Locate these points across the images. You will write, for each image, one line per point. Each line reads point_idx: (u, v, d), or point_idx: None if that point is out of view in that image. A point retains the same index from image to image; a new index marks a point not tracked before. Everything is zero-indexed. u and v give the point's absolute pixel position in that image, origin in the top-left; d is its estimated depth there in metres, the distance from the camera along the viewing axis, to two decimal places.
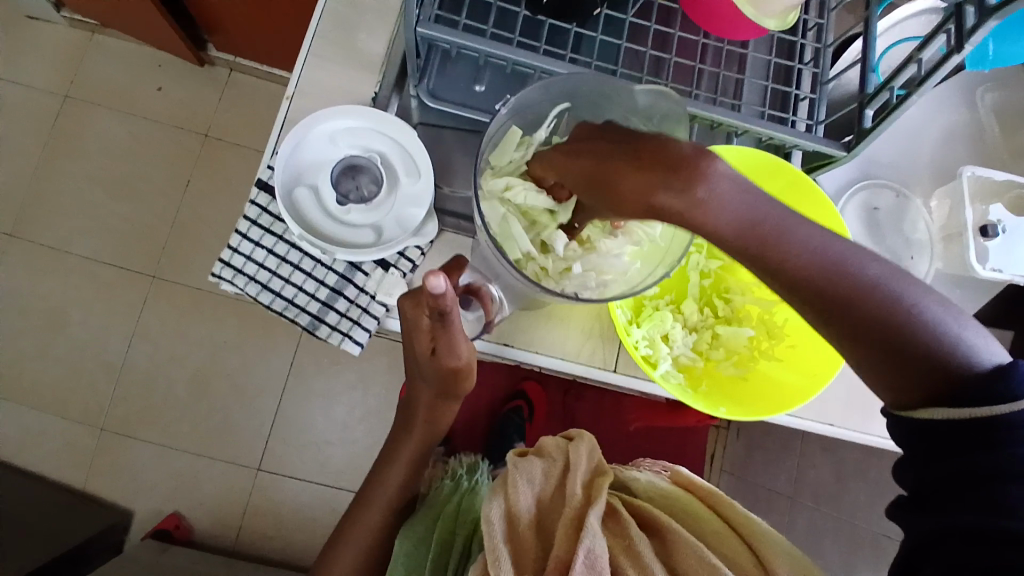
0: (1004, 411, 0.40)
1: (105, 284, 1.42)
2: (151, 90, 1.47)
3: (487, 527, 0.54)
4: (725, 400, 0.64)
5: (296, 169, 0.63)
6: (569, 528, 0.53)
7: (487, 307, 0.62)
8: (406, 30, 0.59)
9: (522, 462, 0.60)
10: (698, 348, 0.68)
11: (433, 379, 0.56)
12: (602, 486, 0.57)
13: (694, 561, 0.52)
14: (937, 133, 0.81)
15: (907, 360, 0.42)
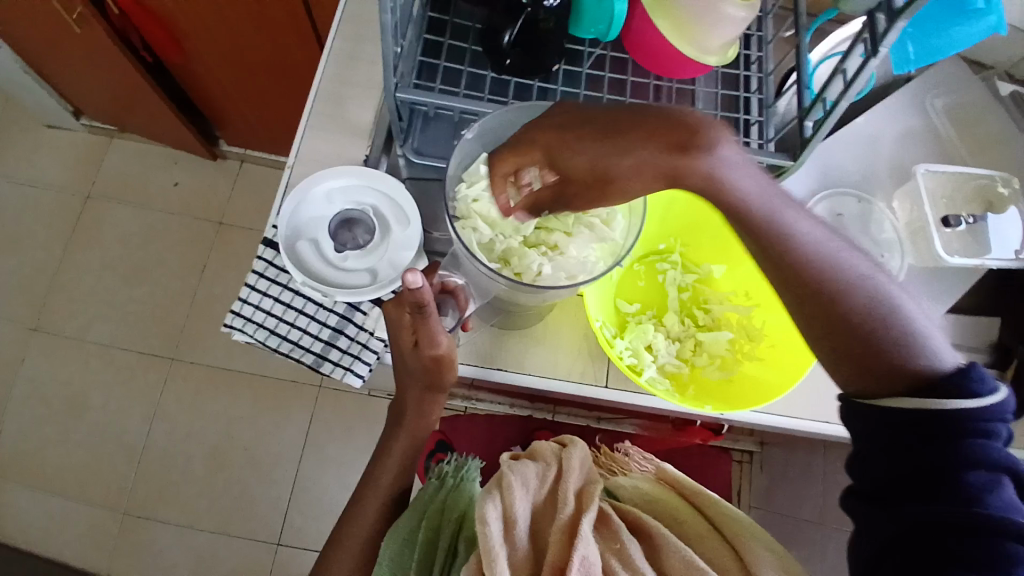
0: (964, 407, 0.45)
1: (126, 369, 1.48)
2: (168, 185, 1.59)
3: (481, 529, 0.54)
4: (710, 400, 0.69)
5: (298, 225, 0.69)
6: (564, 533, 0.55)
7: (462, 305, 0.60)
8: (387, 95, 0.67)
9: (516, 466, 0.62)
10: (683, 356, 0.74)
11: (418, 371, 0.61)
12: (594, 492, 0.60)
13: (677, 562, 0.55)
14: (890, 143, 0.87)
15: (870, 348, 0.49)
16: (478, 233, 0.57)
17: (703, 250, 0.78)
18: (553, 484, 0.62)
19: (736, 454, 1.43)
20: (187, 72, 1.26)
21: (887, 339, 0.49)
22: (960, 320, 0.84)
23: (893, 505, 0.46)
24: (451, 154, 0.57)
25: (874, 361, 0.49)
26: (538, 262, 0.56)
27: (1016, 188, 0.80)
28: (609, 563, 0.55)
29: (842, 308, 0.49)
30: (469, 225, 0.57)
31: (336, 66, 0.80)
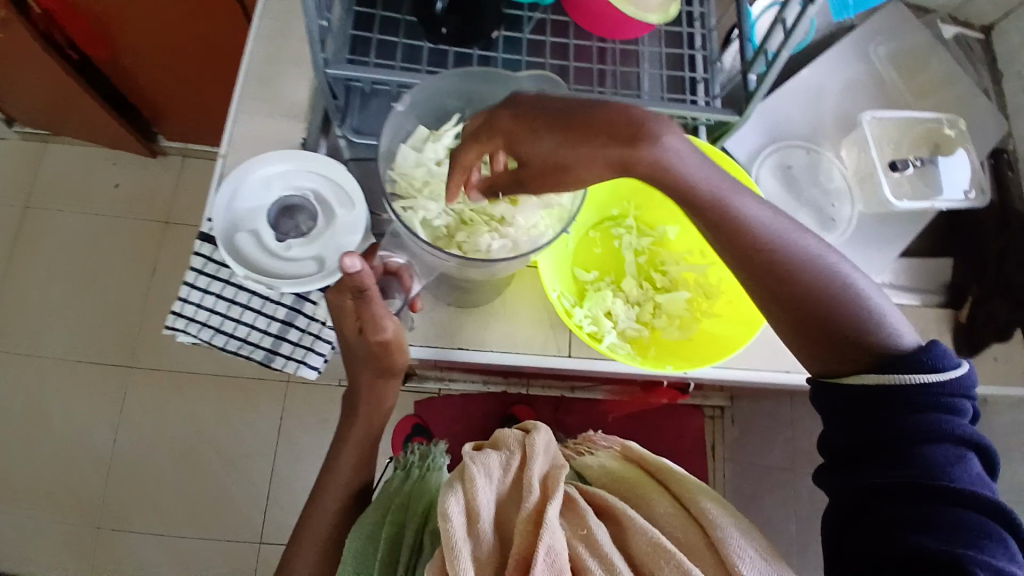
0: (929, 382, 0.46)
1: (84, 380, 1.43)
2: (109, 187, 1.52)
3: (445, 524, 0.54)
4: (670, 360, 0.69)
5: (235, 217, 0.66)
6: (530, 524, 0.55)
7: (407, 285, 0.59)
8: (317, 72, 0.63)
9: (478, 457, 0.61)
10: (642, 319, 0.73)
11: (367, 357, 0.60)
12: (558, 477, 0.59)
13: (645, 544, 0.54)
14: (836, 91, 0.87)
15: (828, 324, 0.50)
16: (419, 213, 0.54)
17: (657, 212, 0.77)
18: (518, 471, 0.62)
19: (707, 409, 1.44)
20: (117, 66, 1.19)
21: (841, 316, 0.50)
22: (914, 264, 0.85)
23: (852, 471, 0.48)
24: (383, 127, 0.53)
25: (823, 336, 0.50)
26: (486, 238, 0.54)
27: (961, 128, 0.81)
28: (578, 552, 0.54)
29: (807, 286, 0.50)
30: (409, 204, 0.54)
31: (264, 46, 0.75)
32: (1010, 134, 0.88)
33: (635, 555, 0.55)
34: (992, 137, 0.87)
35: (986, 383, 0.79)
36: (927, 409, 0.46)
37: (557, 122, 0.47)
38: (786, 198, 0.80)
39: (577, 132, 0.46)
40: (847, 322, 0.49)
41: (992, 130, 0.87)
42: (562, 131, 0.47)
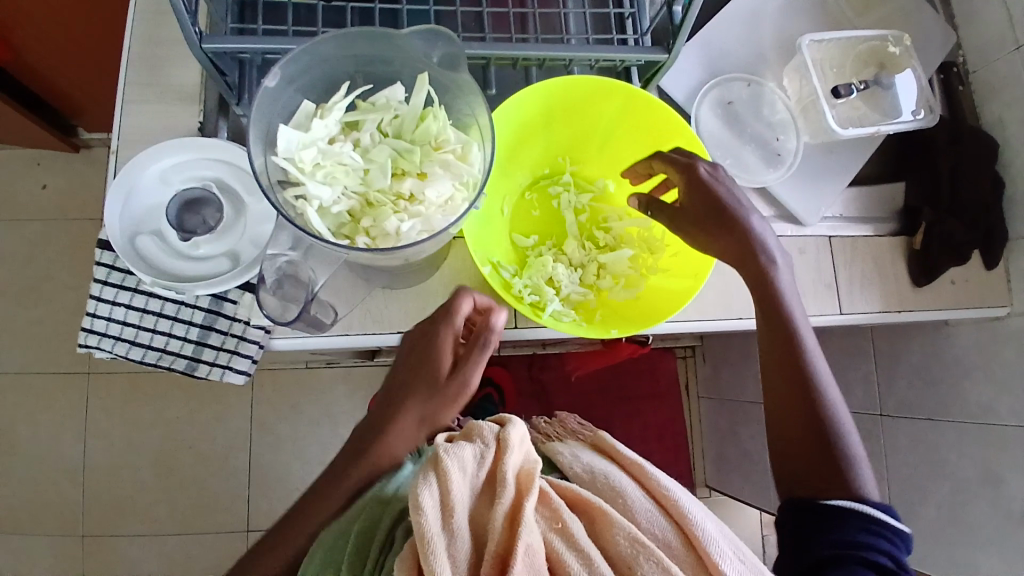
0: (881, 515, 0.53)
1: (43, 393, 1.33)
2: (36, 189, 1.39)
3: (416, 517, 0.50)
4: (616, 324, 0.66)
5: (134, 219, 0.61)
6: (505, 524, 0.52)
7: (296, 278, 0.51)
8: (193, 49, 0.57)
9: (451, 447, 0.57)
10: (587, 282, 0.70)
11: (428, 409, 0.55)
12: (534, 473, 0.57)
13: (625, 542, 0.53)
14: (775, 13, 0.82)
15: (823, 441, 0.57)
16: (313, 202, 0.47)
17: (595, 166, 0.74)
18: (492, 465, 0.58)
19: (678, 350, 1.41)
20: (25, 69, 1.09)
21: (829, 432, 0.57)
22: (865, 192, 0.81)
23: (802, 546, 0.53)
24: (251, 106, 0.45)
25: (808, 437, 0.57)
26: (394, 220, 0.48)
27: (907, 45, 0.77)
28: (554, 546, 0.53)
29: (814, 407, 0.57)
30: (300, 193, 0.47)
31: (144, 23, 0.68)
32: (958, 44, 0.85)
33: (610, 550, 0.54)
34: (939, 49, 0.83)
35: (943, 306, 0.79)
36: (870, 534, 0.52)
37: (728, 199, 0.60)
38: (728, 136, 0.77)
39: (717, 217, 0.60)
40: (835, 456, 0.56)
41: (938, 42, 0.83)
42: (725, 206, 0.59)
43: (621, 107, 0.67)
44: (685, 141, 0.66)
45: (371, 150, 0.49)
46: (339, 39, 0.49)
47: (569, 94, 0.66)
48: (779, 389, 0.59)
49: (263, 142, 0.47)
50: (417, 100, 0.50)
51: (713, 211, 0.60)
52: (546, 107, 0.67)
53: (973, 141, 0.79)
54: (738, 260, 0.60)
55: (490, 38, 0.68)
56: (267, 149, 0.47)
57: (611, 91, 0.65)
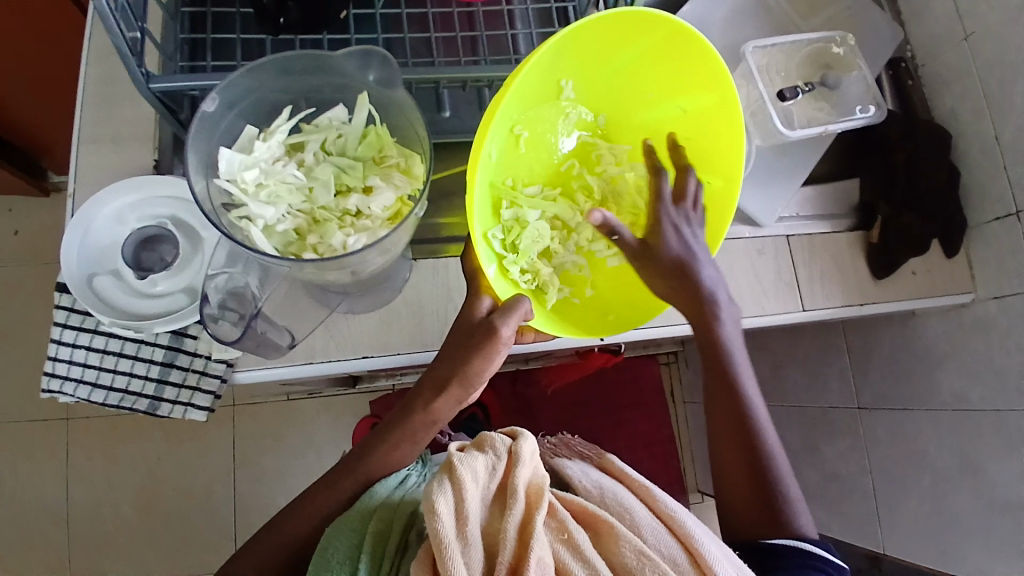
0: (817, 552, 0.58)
1: (23, 439, 1.31)
2: (8, 234, 1.37)
3: (432, 522, 0.50)
4: (613, 302, 0.67)
5: (90, 259, 0.61)
6: (516, 538, 0.51)
7: (246, 303, 0.54)
8: (140, 89, 0.58)
9: (464, 457, 0.57)
10: (581, 248, 0.67)
11: (451, 359, 0.60)
12: (545, 487, 0.56)
13: (627, 552, 0.52)
14: (720, 24, 0.85)
15: (761, 487, 0.61)
16: (256, 221, 0.48)
17: (598, 95, 0.65)
18: (503, 477, 0.58)
19: (661, 358, 1.41)
20: None
21: (764, 468, 0.62)
22: (822, 190, 0.83)
23: None
24: (188, 128, 0.46)
25: (753, 482, 0.62)
26: (340, 236, 0.49)
27: (851, 44, 0.80)
28: (561, 556, 0.51)
29: (756, 452, 0.62)
30: (243, 213, 0.48)
31: (97, 65, 0.69)
32: (906, 40, 0.88)
33: (615, 565, 0.52)
34: (887, 46, 0.85)
35: (905, 297, 0.80)
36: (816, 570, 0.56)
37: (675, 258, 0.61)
38: None
39: (677, 272, 0.61)
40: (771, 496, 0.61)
41: (886, 38, 0.86)
42: (682, 263, 0.61)
43: (661, 39, 0.59)
44: (717, 97, 0.62)
45: (315, 168, 0.50)
46: (276, 62, 0.50)
47: (581, 33, 0.55)
48: (723, 432, 0.64)
49: (205, 163, 0.49)
50: (359, 119, 0.52)
51: (676, 270, 0.61)
52: (567, 44, 0.56)
53: (925, 133, 0.81)
54: (689, 306, 0.62)
55: (439, 62, 0.71)
56: (209, 173, 0.49)
57: (652, 24, 0.57)
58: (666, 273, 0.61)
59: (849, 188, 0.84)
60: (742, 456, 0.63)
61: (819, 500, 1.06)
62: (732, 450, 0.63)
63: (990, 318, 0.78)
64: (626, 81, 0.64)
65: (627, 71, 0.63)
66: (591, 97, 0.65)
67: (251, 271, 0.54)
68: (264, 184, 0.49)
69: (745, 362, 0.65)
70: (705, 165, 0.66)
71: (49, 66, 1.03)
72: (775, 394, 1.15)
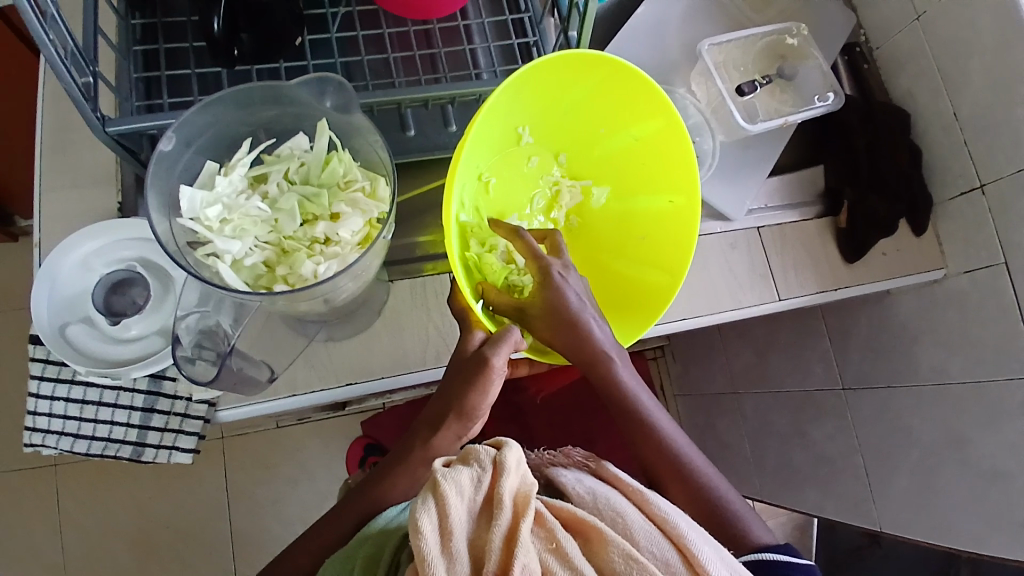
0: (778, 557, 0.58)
1: (10, 491, 1.28)
2: None
3: (416, 541, 0.51)
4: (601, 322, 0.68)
5: (60, 308, 0.60)
6: (502, 548, 0.51)
7: (220, 339, 0.53)
8: (96, 133, 0.57)
9: (448, 471, 0.56)
10: None
11: (445, 391, 0.61)
12: (533, 494, 0.56)
13: (619, 559, 0.52)
14: (676, 22, 0.86)
15: (710, 516, 0.62)
16: (223, 257, 0.48)
17: (557, 134, 0.69)
18: (490, 488, 0.57)
19: (648, 352, 1.48)
20: None
21: (709, 497, 0.63)
22: (790, 179, 0.84)
23: None
24: (148, 167, 0.46)
25: (701, 513, 0.62)
26: (310, 264, 0.49)
27: (805, 35, 0.81)
28: (548, 564, 0.52)
29: (699, 484, 0.63)
30: (209, 250, 0.47)
31: (53, 112, 0.68)
32: (858, 25, 0.90)
33: (604, 571, 0.52)
34: (839, 33, 0.88)
35: (878, 277, 0.81)
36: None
37: (555, 313, 0.59)
38: None
39: (556, 324, 0.59)
40: (721, 520, 0.62)
41: (837, 25, 0.88)
42: (564, 312, 0.59)
43: (606, 76, 0.61)
44: (666, 120, 0.64)
45: (279, 199, 0.50)
46: (224, 100, 0.50)
47: (528, 79, 0.57)
48: (660, 474, 0.64)
49: (168, 202, 0.49)
50: (320, 146, 0.51)
51: (557, 320, 0.59)
52: (515, 95, 0.58)
53: (884, 115, 0.83)
54: (582, 360, 0.61)
55: (400, 82, 0.71)
56: (171, 213, 0.48)
57: (596, 64, 0.59)
58: (547, 327, 0.60)
59: (815, 174, 0.85)
60: (685, 490, 0.63)
61: (811, 483, 1.07)
62: (675, 490, 0.63)
63: (963, 290, 0.80)
64: (580, 118, 0.67)
65: (580, 112, 0.66)
66: (554, 138, 0.69)
67: (222, 310, 0.54)
68: (234, 221, 0.48)
69: (655, 402, 0.66)
70: (662, 183, 0.68)
71: (9, 112, 1.02)
72: (761, 380, 1.17)
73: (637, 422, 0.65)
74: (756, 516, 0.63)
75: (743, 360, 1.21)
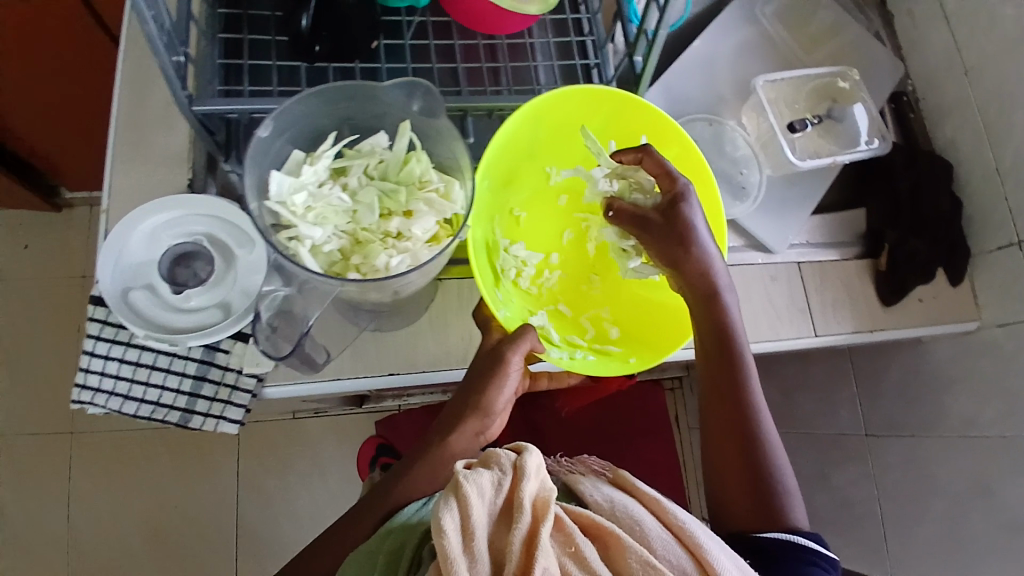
0: (807, 543, 0.57)
1: (26, 459, 1.30)
2: (17, 250, 1.38)
3: (439, 539, 0.49)
4: (635, 347, 0.69)
5: (126, 276, 0.63)
6: (521, 553, 0.50)
7: (288, 319, 0.55)
8: (183, 111, 0.61)
9: (470, 474, 0.54)
10: (580, 305, 0.73)
11: (465, 387, 0.63)
12: (553, 500, 0.54)
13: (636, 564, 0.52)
14: (730, 57, 0.89)
15: (763, 487, 0.61)
16: (305, 242, 0.50)
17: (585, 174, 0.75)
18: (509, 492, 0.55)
19: (667, 383, 1.45)
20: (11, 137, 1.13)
21: (764, 467, 0.61)
22: (830, 220, 0.86)
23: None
24: (245, 160, 0.48)
25: (754, 483, 0.61)
26: (384, 256, 0.52)
27: (856, 78, 0.83)
28: (566, 568, 0.51)
29: (764, 451, 0.62)
30: (293, 234, 0.50)
31: (132, 90, 0.71)
32: (907, 74, 0.92)
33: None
34: (888, 80, 0.90)
35: (914, 323, 0.82)
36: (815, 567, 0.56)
37: (680, 228, 0.61)
38: None
39: (680, 244, 0.61)
40: (774, 492, 0.60)
41: (887, 74, 0.90)
42: (688, 233, 0.60)
43: (614, 113, 0.69)
44: (682, 147, 0.69)
45: (359, 192, 0.53)
46: (308, 97, 0.52)
47: (541, 109, 0.65)
48: (723, 434, 0.63)
49: (256, 186, 0.51)
50: (400, 146, 0.54)
51: (677, 242, 0.61)
52: (530, 127, 0.67)
53: (927, 163, 0.85)
54: (700, 296, 0.63)
55: (466, 91, 0.74)
56: (260, 195, 0.51)
57: (601, 101, 0.68)
58: (671, 243, 0.61)
59: (856, 217, 0.86)
60: (745, 454, 0.62)
61: (829, 525, 1.06)
62: (737, 454, 0.62)
63: (996, 341, 0.81)
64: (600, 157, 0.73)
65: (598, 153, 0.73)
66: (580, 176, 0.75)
67: (295, 283, 0.55)
68: (318, 208, 0.52)
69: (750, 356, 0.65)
70: None
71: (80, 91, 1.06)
72: (784, 417, 1.17)
73: (731, 371, 0.63)
74: (801, 501, 0.61)
75: (767, 394, 1.21)
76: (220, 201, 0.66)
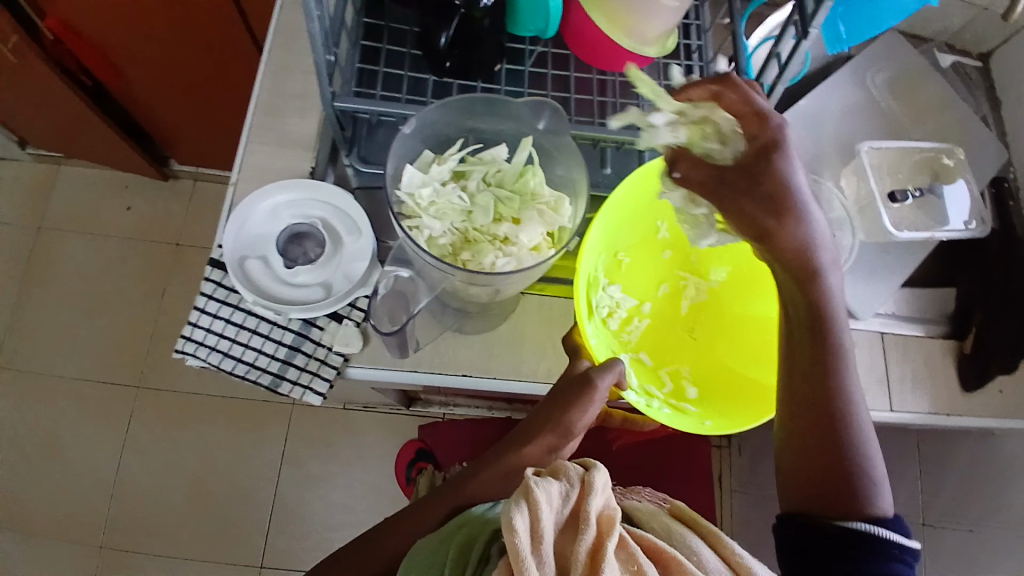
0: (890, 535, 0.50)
1: (93, 402, 1.38)
2: (121, 210, 1.50)
3: (509, 538, 0.50)
4: (716, 413, 0.68)
5: (245, 243, 0.68)
6: (586, 561, 0.51)
7: (409, 299, 0.67)
8: (324, 104, 0.65)
9: (539, 480, 0.55)
10: (663, 357, 0.75)
11: (546, 404, 0.66)
12: (618, 518, 0.55)
13: None
14: (833, 122, 0.90)
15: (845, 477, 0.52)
16: (423, 234, 0.55)
17: (695, 236, 0.77)
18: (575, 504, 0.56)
19: (714, 440, 1.42)
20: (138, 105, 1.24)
21: (848, 454, 0.53)
22: (918, 294, 0.84)
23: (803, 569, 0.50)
24: (389, 155, 0.54)
25: (837, 471, 0.52)
26: (491, 257, 0.55)
27: (961, 158, 0.82)
28: None
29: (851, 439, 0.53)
30: (414, 225, 0.54)
31: (273, 80, 0.78)
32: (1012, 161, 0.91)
33: None
34: (992, 164, 0.89)
35: (991, 413, 0.79)
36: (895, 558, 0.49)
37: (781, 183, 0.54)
38: None
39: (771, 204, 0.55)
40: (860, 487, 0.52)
41: (993, 157, 0.89)
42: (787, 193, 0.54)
43: None
44: None
45: (477, 195, 0.57)
46: (448, 106, 0.57)
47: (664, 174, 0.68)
48: (804, 420, 0.55)
49: (391, 179, 0.56)
50: (520, 159, 0.58)
51: (770, 205, 0.55)
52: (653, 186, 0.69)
53: None
54: (793, 264, 0.56)
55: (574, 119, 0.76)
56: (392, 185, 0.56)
57: None
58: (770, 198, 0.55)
59: (945, 297, 0.85)
60: (829, 439, 0.53)
61: None
62: (819, 438, 0.54)
63: None
64: None
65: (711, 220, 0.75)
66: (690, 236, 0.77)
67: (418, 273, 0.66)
68: (442, 204, 0.56)
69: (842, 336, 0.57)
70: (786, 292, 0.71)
71: None
72: None
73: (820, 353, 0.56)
74: (888, 495, 0.53)
75: None
76: (347, 194, 0.71)
